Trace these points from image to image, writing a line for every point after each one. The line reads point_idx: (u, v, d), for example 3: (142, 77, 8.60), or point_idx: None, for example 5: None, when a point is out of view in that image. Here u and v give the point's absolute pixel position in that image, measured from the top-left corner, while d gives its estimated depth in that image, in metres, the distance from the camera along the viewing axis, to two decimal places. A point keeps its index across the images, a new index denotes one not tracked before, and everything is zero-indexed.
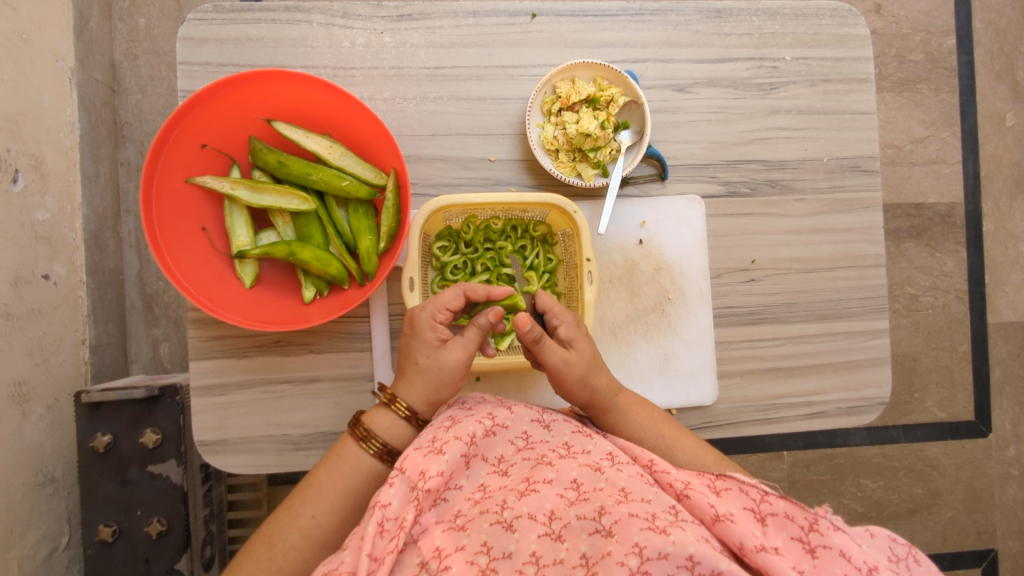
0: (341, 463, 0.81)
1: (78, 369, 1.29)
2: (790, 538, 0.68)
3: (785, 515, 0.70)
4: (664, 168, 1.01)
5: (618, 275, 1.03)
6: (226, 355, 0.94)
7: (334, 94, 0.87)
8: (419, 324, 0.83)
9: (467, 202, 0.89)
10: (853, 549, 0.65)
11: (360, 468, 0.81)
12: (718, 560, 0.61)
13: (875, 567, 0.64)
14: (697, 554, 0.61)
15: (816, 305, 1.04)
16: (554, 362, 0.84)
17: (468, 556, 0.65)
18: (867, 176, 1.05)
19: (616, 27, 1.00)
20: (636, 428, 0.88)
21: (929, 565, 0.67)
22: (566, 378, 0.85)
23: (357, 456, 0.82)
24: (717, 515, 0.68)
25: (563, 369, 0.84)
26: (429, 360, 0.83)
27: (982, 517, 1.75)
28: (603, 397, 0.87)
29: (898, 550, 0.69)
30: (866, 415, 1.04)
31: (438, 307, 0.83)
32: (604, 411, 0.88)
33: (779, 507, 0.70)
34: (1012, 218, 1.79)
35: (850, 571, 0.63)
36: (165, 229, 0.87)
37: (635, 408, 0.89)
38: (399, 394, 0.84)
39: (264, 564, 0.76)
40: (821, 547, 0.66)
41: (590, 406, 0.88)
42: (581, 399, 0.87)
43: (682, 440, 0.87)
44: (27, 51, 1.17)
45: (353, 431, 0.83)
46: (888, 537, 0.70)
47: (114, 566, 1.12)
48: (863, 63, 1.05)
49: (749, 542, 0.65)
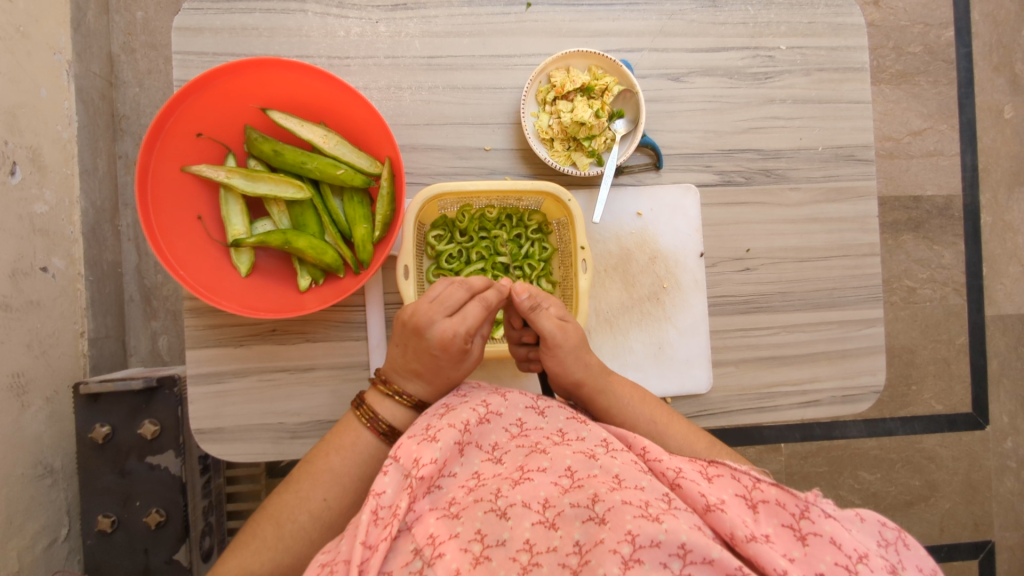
0: (355, 449, 0.82)
1: (77, 362, 1.30)
2: (780, 525, 0.69)
3: (776, 502, 0.70)
4: (660, 157, 1.02)
5: (613, 264, 1.03)
6: (222, 344, 0.95)
7: (328, 82, 0.87)
8: (456, 347, 0.81)
9: (462, 190, 0.88)
10: (844, 537, 0.65)
11: (374, 456, 0.83)
12: (710, 548, 0.61)
13: (865, 555, 0.63)
14: (689, 542, 0.61)
15: (810, 294, 1.04)
16: (549, 329, 0.85)
17: (462, 544, 0.66)
18: (862, 165, 1.05)
19: (610, 16, 1.00)
20: (630, 412, 0.88)
21: (917, 548, 0.67)
22: (562, 346, 0.85)
23: (373, 445, 0.83)
24: (709, 505, 0.69)
25: (558, 333, 0.85)
26: (461, 373, 0.86)
27: (979, 509, 1.75)
28: (596, 374, 0.88)
29: (887, 534, 0.69)
30: (860, 404, 1.04)
31: (470, 330, 0.82)
32: (597, 391, 0.88)
33: (771, 494, 0.71)
34: (1010, 210, 1.79)
35: (840, 559, 0.63)
36: (160, 218, 0.87)
37: (628, 392, 0.89)
38: (418, 396, 0.85)
39: (271, 543, 0.75)
40: (812, 535, 0.66)
41: (584, 382, 0.87)
42: (575, 374, 0.87)
43: (674, 424, 0.87)
44: (25, 44, 1.17)
45: (376, 427, 0.83)
46: (879, 521, 0.69)
47: (113, 555, 1.13)
48: (859, 52, 1.05)
49: (740, 532, 0.65)
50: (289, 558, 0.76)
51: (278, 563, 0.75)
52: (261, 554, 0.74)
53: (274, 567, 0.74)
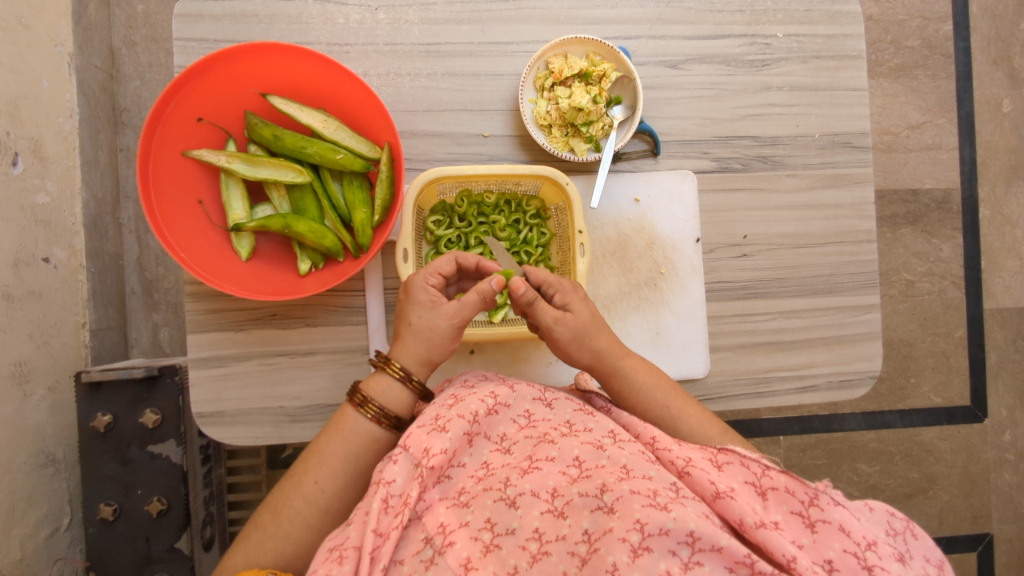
0: (341, 431, 0.82)
1: (78, 353, 1.30)
2: (790, 512, 0.69)
3: (785, 490, 0.70)
4: (657, 144, 1.03)
5: (611, 250, 1.04)
6: (223, 329, 0.96)
7: (327, 66, 0.88)
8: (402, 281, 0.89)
9: (460, 174, 0.89)
10: (853, 525, 0.65)
11: (359, 433, 0.82)
12: (718, 536, 0.62)
13: (874, 542, 0.64)
14: (698, 530, 0.62)
15: (806, 280, 1.05)
16: (545, 321, 0.85)
17: (472, 532, 0.67)
18: (859, 152, 1.06)
19: (608, 4, 1.01)
20: (643, 396, 0.87)
21: (925, 539, 0.68)
22: (562, 338, 0.86)
23: (358, 423, 0.82)
24: (718, 492, 0.69)
25: (554, 328, 0.85)
26: (423, 322, 0.84)
27: (978, 501, 1.76)
28: (604, 358, 0.88)
29: (896, 524, 0.69)
30: (857, 389, 1.05)
31: (432, 272, 0.85)
32: (608, 375, 0.88)
33: (780, 482, 0.71)
34: (1008, 204, 1.79)
35: (848, 547, 0.64)
36: (162, 203, 0.88)
37: (643, 376, 0.88)
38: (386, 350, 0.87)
39: (272, 531, 0.76)
40: (820, 522, 0.67)
41: (592, 368, 0.88)
42: (583, 360, 0.88)
43: (689, 410, 0.86)
44: (26, 35, 1.18)
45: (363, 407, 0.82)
46: (887, 511, 0.70)
47: (115, 544, 1.13)
48: (855, 40, 1.05)
49: (749, 518, 0.66)
50: (292, 541, 0.76)
51: (281, 550, 0.76)
52: (262, 544, 0.75)
53: (277, 555, 0.75)
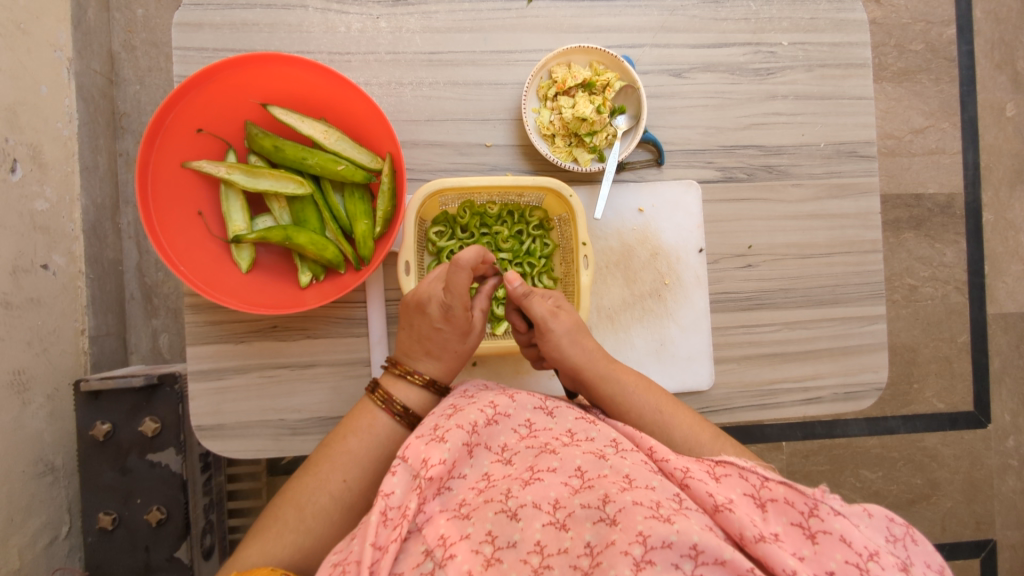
0: (374, 433, 0.82)
1: (77, 360, 1.29)
2: (789, 524, 0.68)
3: (785, 501, 0.69)
4: (661, 153, 1.02)
5: (615, 260, 1.03)
6: (223, 340, 0.95)
7: (327, 76, 0.87)
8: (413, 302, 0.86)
9: (463, 185, 0.88)
10: (853, 535, 0.64)
11: (393, 437, 0.83)
12: (722, 549, 0.61)
13: (876, 552, 0.62)
14: (701, 543, 0.61)
15: (812, 290, 1.04)
16: (540, 313, 0.88)
17: (473, 545, 0.65)
18: (864, 161, 1.05)
19: (611, 12, 1.00)
20: (635, 401, 0.86)
21: (926, 544, 0.67)
22: (554, 331, 0.87)
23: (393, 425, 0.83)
24: (717, 505, 0.68)
25: (550, 319, 0.87)
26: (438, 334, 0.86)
27: (981, 507, 1.75)
28: (594, 360, 0.88)
29: (895, 530, 0.67)
30: (862, 401, 1.04)
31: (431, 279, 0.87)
32: (598, 380, 0.88)
33: (779, 492, 0.70)
34: (1012, 209, 1.78)
35: (849, 557, 0.62)
36: (161, 213, 0.87)
37: (633, 380, 0.87)
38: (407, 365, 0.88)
39: (293, 525, 0.74)
40: (821, 533, 0.65)
41: (580, 369, 0.88)
42: (572, 359, 0.88)
43: (680, 414, 0.85)
44: (25, 41, 1.17)
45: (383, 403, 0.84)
46: (886, 517, 0.68)
47: (114, 554, 1.12)
48: (860, 48, 1.04)
49: (749, 532, 0.65)
50: (312, 538, 0.75)
51: (299, 545, 0.74)
52: (282, 536, 0.73)
53: (296, 550, 0.73)
